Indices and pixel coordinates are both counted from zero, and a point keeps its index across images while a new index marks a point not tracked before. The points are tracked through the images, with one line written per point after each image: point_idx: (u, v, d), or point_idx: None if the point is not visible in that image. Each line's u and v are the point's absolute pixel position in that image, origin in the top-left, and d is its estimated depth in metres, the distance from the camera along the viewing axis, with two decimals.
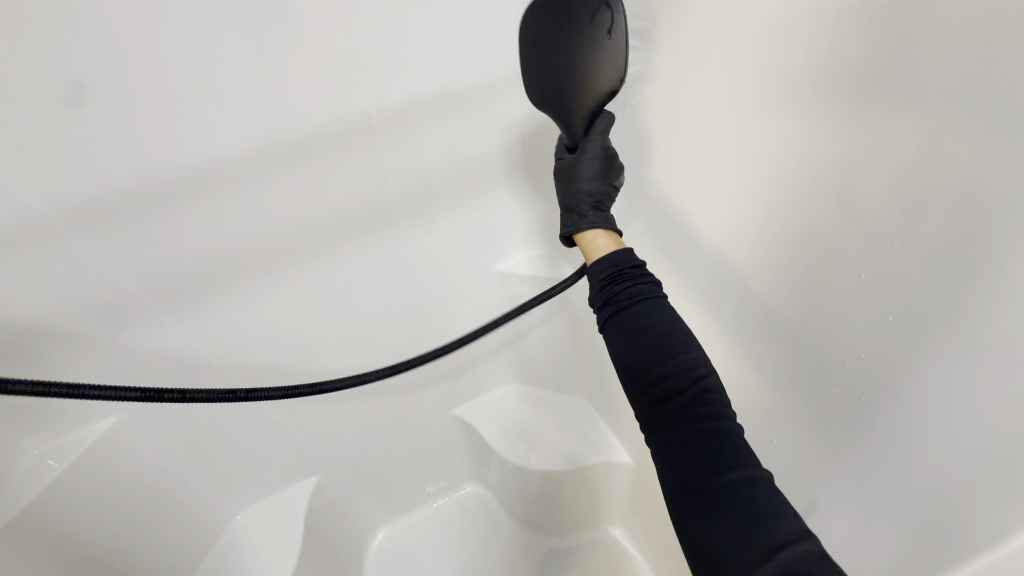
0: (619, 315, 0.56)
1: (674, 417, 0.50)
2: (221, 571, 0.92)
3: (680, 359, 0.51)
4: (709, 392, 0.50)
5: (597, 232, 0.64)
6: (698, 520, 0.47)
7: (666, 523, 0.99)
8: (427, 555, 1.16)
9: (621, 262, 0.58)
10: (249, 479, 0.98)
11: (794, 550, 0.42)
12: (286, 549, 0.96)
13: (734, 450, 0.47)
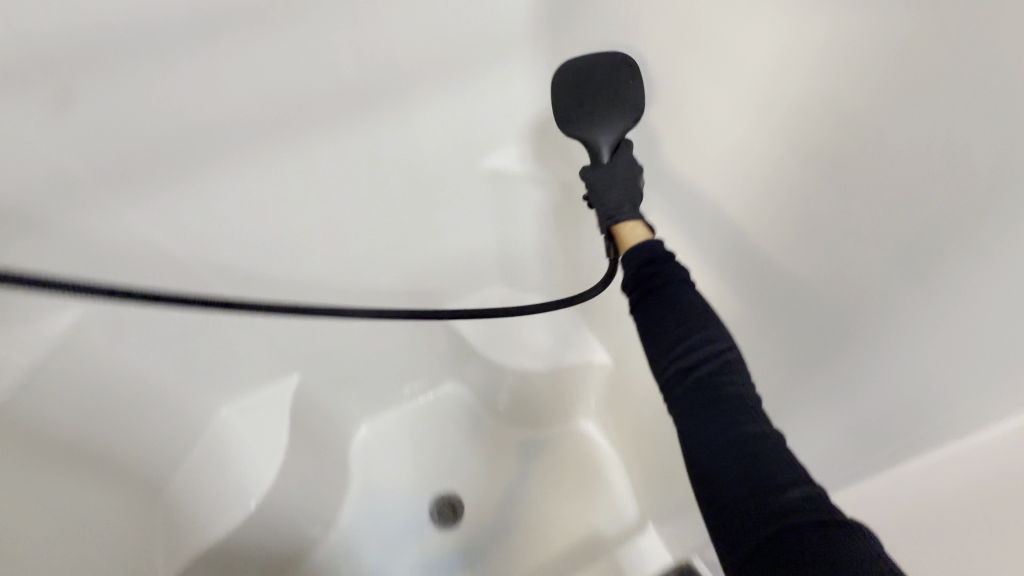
0: (647, 288, 0.56)
1: (690, 377, 0.50)
2: (209, 462, 0.95)
3: (707, 329, 0.52)
4: (729, 362, 0.50)
5: (636, 223, 0.63)
6: (710, 473, 0.45)
7: (638, 419, 1.05)
8: (409, 446, 1.22)
9: (651, 245, 0.58)
10: (228, 379, 0.98)
11: (805, 491, 0.42)
12: (273, 446, 0.99)
13: (751, 411, 0.47)
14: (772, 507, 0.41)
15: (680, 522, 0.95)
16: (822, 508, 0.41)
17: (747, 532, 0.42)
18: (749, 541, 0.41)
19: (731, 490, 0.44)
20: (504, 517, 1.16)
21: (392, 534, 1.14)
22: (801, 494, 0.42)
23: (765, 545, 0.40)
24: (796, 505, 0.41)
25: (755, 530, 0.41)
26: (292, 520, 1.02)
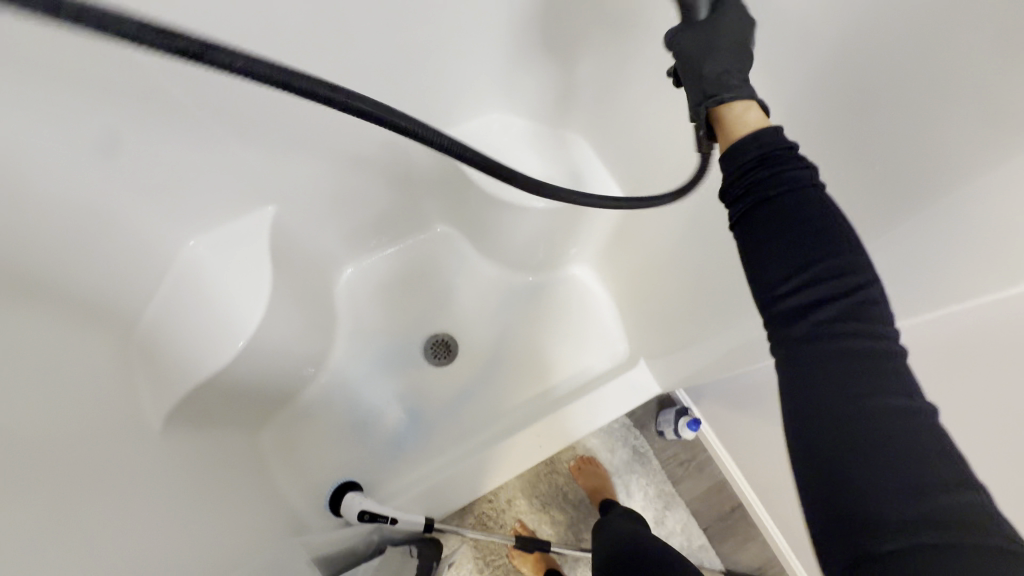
0: (763, 207, 0.45)
1: (808, 330, 0.42)
2: (183, 298, 0.85)
3: (839, 261, 0.42)
4: (867, 307, 0.41)
5: (746, 106, 0.52)
6: (831, 451, 0.38)
7: (648, 258, 1.02)
8: (400, 290, 1.17)
9: (769, 146, 0.46)
10: (190, 201, 0.84)
11: (949, 500, 0.34)
12: (255, 284, 0.89)
13: (888, 384, 0.39)
14: (909, 514, 0.35)
15: (674, 357, 0.98)
16: (959, 525, 0.34)
17: (843, 521, 0.37)
18: (845, 534, 0.37)
19: (835, 470, 0.38)
20: (499, 353, 1.16)
21: (384, 374, 1.12)
22: (935, 505, 0.34)
23: (865, 543, 0.35)
24: (923, 513, 0.34)
25: (858, 523, 0.36)
26: (283, 356, 0.98)
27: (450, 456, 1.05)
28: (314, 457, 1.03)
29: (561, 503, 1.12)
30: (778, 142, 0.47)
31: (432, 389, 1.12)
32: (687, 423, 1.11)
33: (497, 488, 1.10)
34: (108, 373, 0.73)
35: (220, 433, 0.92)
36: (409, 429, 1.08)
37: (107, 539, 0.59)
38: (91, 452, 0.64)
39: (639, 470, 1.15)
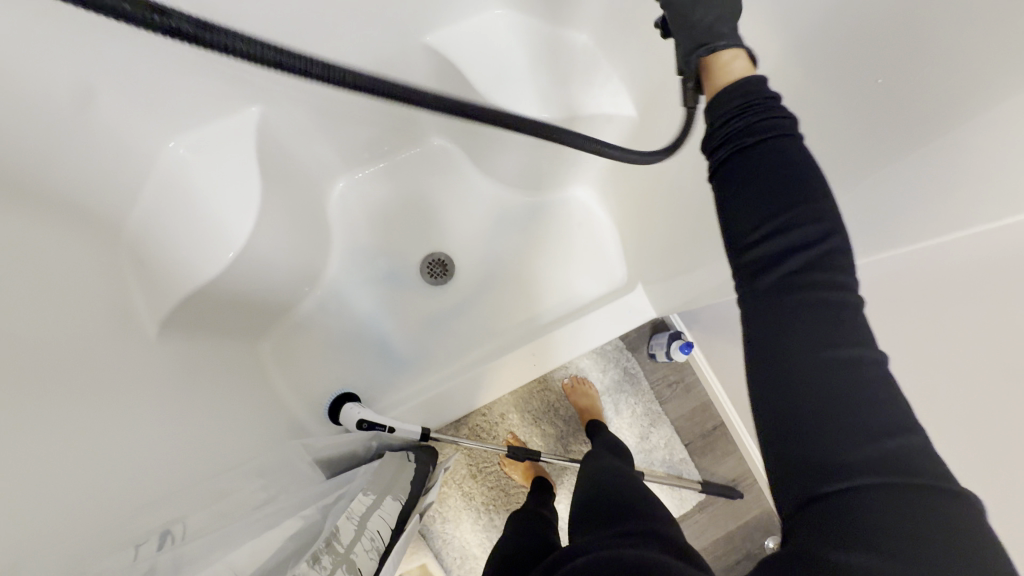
0: (743, 155, 0.45)
1: (773, 282, 0.42)
2: (162, 204, 0.81)
3: (807, 211, 0.42)
4: (832, 258, 0.41)
5: (734, 54, 0.51)
6: (786, 397, 0.39)
7: (654, 181, 0.98)
8: (395, 208, 1.14)
9: (752, 95, 0.46)
10: (172, 88, 0.78)
11: (900, 442, 0.35)
12: (245, 196, 0.85)
13: (847, 335, 0.39)
14: (861, 455, 0.35)
15: (673, 282, 0.97)
16: (898, 464, 0.34)
17: (792, 462, 0.38)
18: (793, 473, 0.38)
19: (788, 415, 0.38)
20: (489, 280, 1.14)
21: (379, 291, 1.11)
22: (880, 450, 0.35)
23: (810, 482, 0.36)
24: (867, 457, 0.35)
25: (804, 465, 0.37)
26: (275, 268, 0.96)
27: (441, 372, 1.07)
28: (312, 369, 1.05)
29: (552, 418, 1.16)
30: (762, 89, 0.46)
31: (426, 307, 1.12)
32: (679, 347, 1.13)
33: (491, 403, 1.14)
34: (100, 277, 0.71)
35: (219, 342, 0.92)
36: (406, 345, 1.10)
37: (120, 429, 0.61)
38: (93, 351, 0.64)
39: (628, 390, 1.18)
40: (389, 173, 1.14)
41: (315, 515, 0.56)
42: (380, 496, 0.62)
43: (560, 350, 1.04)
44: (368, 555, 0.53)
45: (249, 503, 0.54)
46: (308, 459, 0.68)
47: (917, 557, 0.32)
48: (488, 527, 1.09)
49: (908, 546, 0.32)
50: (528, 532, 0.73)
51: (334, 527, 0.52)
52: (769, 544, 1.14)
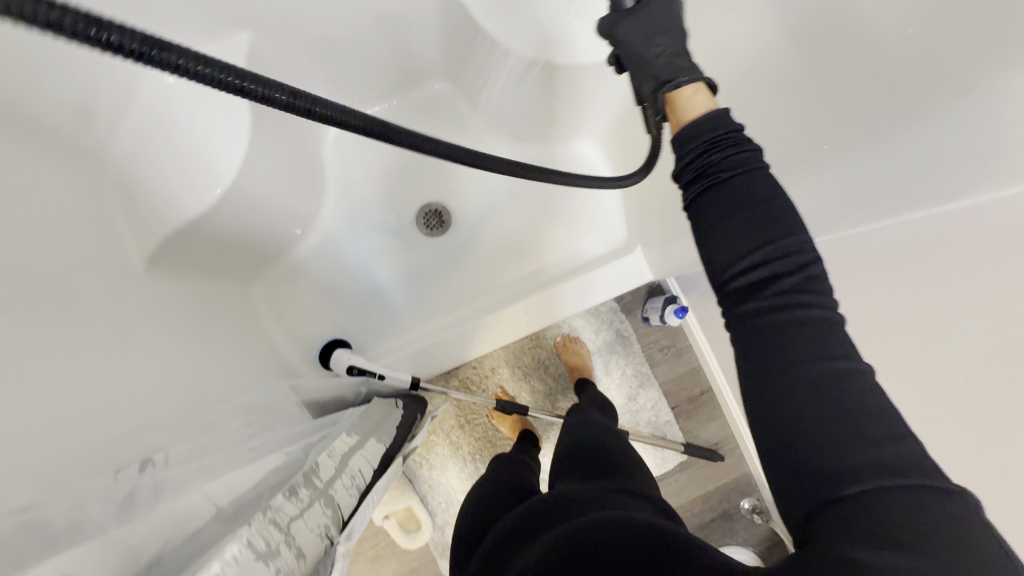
0: (715, 190, 0.45)
1: (758, 308, 0.42)
2: (151, 138, 0.76)
3: (780, 239, 0.42)
4: (812, 280, 0.41)
5: (695, 89, 0.52)
6: (782, 411, 0.38)
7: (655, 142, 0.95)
8: (391, 155, 1.10)
9: (720, 129, 0.47)
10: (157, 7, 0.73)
11: (896, 449, 0.34)
12: (236, 135, 0.82)
13: (833, 348, 0.38)
14: (857, 461, 0.34)
15: (672, 245, 0.96)
16: (898, 466, 0.33)
17: (799, 471, 0.36)
18: (799, 481, 0.36)
19: (791, 423, 0.37)
20: (479, 241, 1.11)
21: (373, 240, 1.09)
22: (879, 455, 0.34)
23: (820, 489, 0.35)
24: (877, 459, 0.34)
25: (812, 471, 0.36)
26: (266, 208, 0.94)
27: (432, 324, 1.07)
28: (306, 313, 1.04)
29: (542, 375, 1.17)
30: (729, 124, 0.47)
31: (421, 258, 1.10)
32: (674, 311, 1.12)
33: (482, 356, 1.15)
34: (84, 208, 0.69)
35: (212, 278, 0.91)
36: (400, 292, 1.09)
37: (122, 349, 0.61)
38: (81, 277, 0.63)
39: (619, 351, 1.19)
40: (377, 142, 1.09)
41: (298, 451, 0.56)
42: (364, 436, 0.64)
43: (565, 300, 1.07)
44: (347, 492, 0.55)
45: (235, 435, 0.54)
46: (293, 400, 0.68)
47: (929, 559, 0.30)
48: (474, 476, 1.12)
49: (921, 546, 0.31)
50: (509, 478, 0.75)
51: (314, 463, 0.54)
52: (744, 505, 1.18)
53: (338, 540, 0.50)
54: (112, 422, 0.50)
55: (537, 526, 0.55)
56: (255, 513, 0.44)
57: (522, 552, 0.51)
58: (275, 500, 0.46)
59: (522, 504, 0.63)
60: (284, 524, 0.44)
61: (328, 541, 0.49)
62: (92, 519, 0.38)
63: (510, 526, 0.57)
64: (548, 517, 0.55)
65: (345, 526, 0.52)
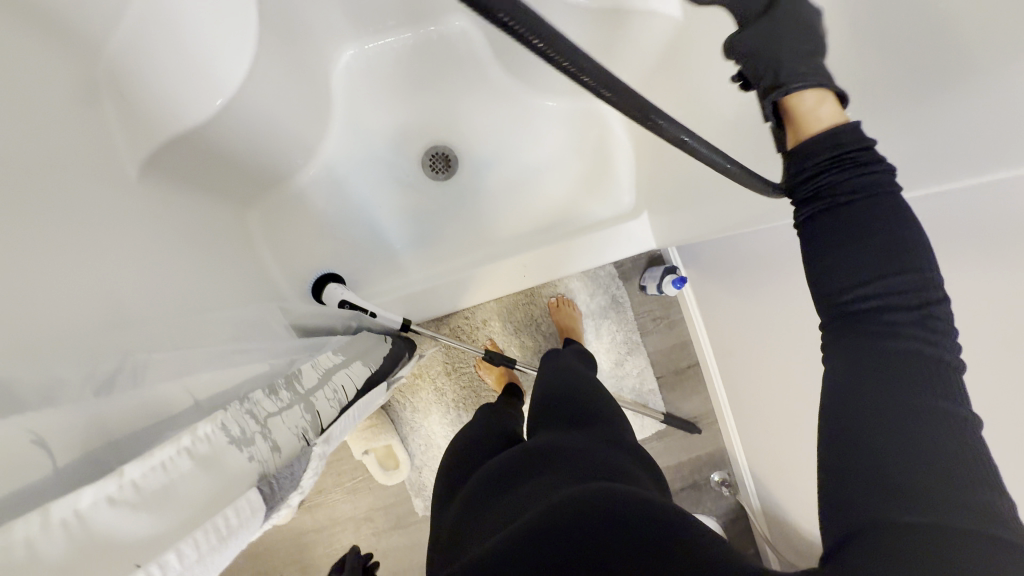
0: (839, 210, 0.42)
1: (867, 345, 0.40)
2: (147, 37, 0.71)
3: (908, 274, 0.39)
4: (933, 320, 0.39)
5: (820, 96, 0.46)
6: (863, 431, 0.38)
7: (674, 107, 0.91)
8: (403, 91, 1.06)
9: (848, 145, 0.42)
10: None
11: (970, 496, 0.34)
12: (238, 45, 0.78)
13: (946, 402, 0.37)
14: (926, 494, 0.34)
15: (680, 213, 0.94)
16: (963, 509, 0.33)
17: (849, 481, 0.37)
18: (855, 493, 0.36)
19: (860, 449, 0.37)
20: (489, 190, 1.08)
21: (378, 178, 1.06)
22: (949, 494, 0.34)
23: (863, 513, 0.36)
24: (939, 495, 0.34)
25: (861, 493, 0.36)
26: (269, 131, 0.91)
27: (430, 271, 1.06)
28: (303, 245, 1.03)
29: (533, 332, 1.17)
30: (860, 140, 0.43)
31: (423, 201, 1.07)
32: (671, 281, 1.11)
33: (475, 307, 1.14)
34: (75, 101, 0.66)
35: (208, 195, 0.89)
36: (403, 233, 1.07)
37: (113, 247, 0.59)
38: (74, 171, 0.61)
39: (612, 317, 1.19)
40: (408, 95, 1.06)
41: (282, 361, 0.56)
42: (349, 358, 0.65)
43: (566, 257, 1.07)
44: (328, 403, 0.56)
45: (222, 342, 0.54)
46: (282, 321, 0.68)
47: None
48: (455, 423, 1.14)
49: None
50: (490, 424, 0.75)
51: (298, 370, 0.55)
52: (714, 478, 1.21)
53: (314, 442, 0.49)
54: (102, 311, 0.49)
55: (516, 481, 0.55)
56: (233, 402, 0.44)
57: (508, 497, 0.53)
58: (254, 393, 0.46)
59: (499, 455, 0.63)
60: (261, 417, 0.44)
61: (305, 442, 0.49)
62: (66, 393, 0.37)
63: (485, 478, 0.58)
64: (529, 464, 0.56)
65: (324, 433, 0.52)
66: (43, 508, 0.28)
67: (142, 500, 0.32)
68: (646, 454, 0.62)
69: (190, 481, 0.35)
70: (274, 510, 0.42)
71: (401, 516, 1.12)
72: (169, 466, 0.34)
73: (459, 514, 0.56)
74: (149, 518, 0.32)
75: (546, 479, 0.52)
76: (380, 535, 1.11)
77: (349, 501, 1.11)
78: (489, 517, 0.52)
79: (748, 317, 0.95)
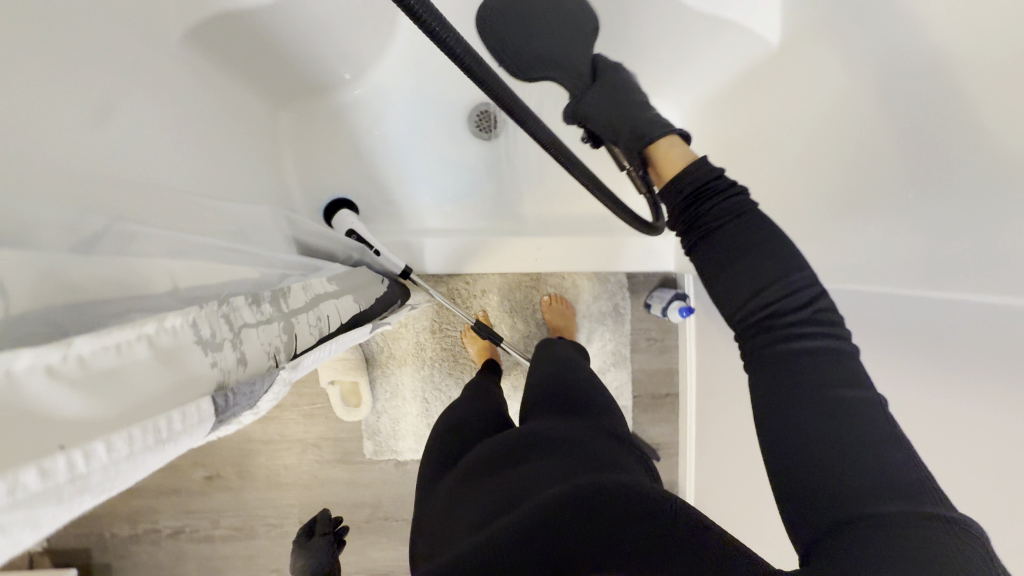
0: (717, 234, 0.48)
1: (769, 356, 0.44)
2: None
3: (788, 275, 0.45)
4: (820, 311, 0.44)
5: (672, 140, 0.57)
6: (797, 437, 0.40)
7: (737, 135, 0.86)
8: None
9: (705, 175, 0.50)
10: None
11: (902, 474, 0.37)
12: None
13: (842, 380, 0.41)
14: (867, 483, 0.37)
15: None
16: (901, 492, 0.36)
17: (804, 497, 0.38)
18: (807, 508, 0.38)
19: (806, 473, 0.39)
20: (527, 163, 1.04)
21: (418, 118, 1.02)
22: (889, 484, 0.36)
23: (832, 528, 0.37)
24: (878, 487, 0.36)
25: (824, 514, 0.37)
26: (321, 36, 0.86)
27: (445, 226, 1.05)
28: (326, 162, 1.00)
29: (527, 316, 1.16)
30: (712, 169, 0.50)
31: (459, 155, 1.04)
32: (678, 309, 1.09)
33: (477, 275, 1.12)
34: None
35: (244, 84, 0.85)
36: (428, 180, 1.04)
37: (133, 108, 0.56)
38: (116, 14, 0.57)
39: (608, 324, 1.17)
40: None
41: (272, 273, 0.55)
42: (340, 291, 0.64)
43: (581, 253, 1.05)
44: (307, 332, 0.54)
45: (216, 236, 0.52)
46: (284, 233, 0.65)
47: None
48: (427, 380, 1.13)
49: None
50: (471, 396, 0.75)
51: (287, 288, 0.53)
52: None
53: (282, 365, 0.48)
54: (101, 166, 0.46)
55: (497, 473, 0.56)
56: (211, 302, 0.42)
57: (509, 480, 0.54)
58: (235, 300, 0.45)
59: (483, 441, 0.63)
60: (235, 325, 0.43)
61: (273, 364, 0.46)
62: (42, 240, 0.35)
63: (476, 460, 0.59)
64: (533, 449, 0.57)
65: (296, 358, 0.51)
66: None
67: (87, 378, 0.29)
68: (628, 433, 0.63)
69: (145, 371, 0.33)
70: (224, 424, 0.40)
71: (348, 453, 1.12)
72: (125, 350, 0.32)
73: (446, 495, 0.58)
74: (97, 402, 0.29)
75: (531, 473, 0.53)
76: (322, 464, 1.12)
77: (302, 425, 1.11)
78: (470, 505, 0.53)
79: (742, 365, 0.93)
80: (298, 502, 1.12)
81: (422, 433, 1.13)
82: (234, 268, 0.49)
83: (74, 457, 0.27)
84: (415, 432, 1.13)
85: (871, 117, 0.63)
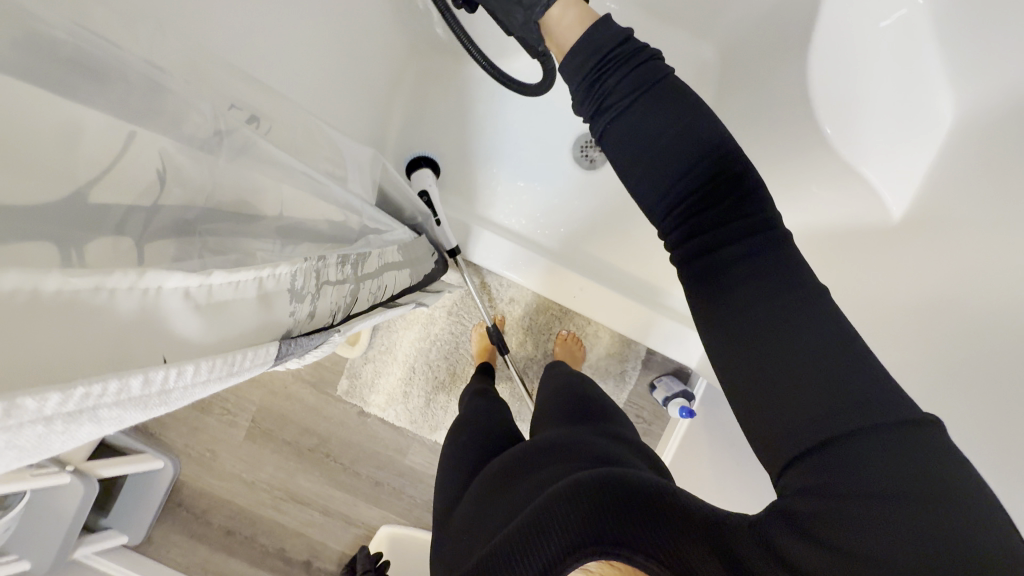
0: (630, 118, 0.48)
1: (696, 249, 0.46)
2: None
3: (714, 152, 0.46)
4: (740, 183, 0.46)
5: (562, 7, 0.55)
6: (784, 394, 0.40)
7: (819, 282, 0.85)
8: None
9: (610, 43, 0.49)
10: None
11: (872, 365, 0.39)
12: None
13: (755, 248, 0.44)
14: (870, 422, 0.37)
15: None
16: (884, 405, 0.37)
17: (824, 479, 0.37)
18: (831, 488, 0.37)
19: (749, 398, 0.42)
20: (609, 209, 1.07)
21: (535, 128, 1.06)
22: (883, 416, 0.37)
23: (814, 487, 0.38)
24: (873, 421, 0.37)
25: (841, 487, 0.36)
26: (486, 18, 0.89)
27: (509, 228, 1.05)
28: (430, 119, 1.03)
29: (539, 340, 1.16)
30: (614, 35, 0.49)
31: (554, 176, 1.06)
32: (679, 406, 1.09)
33: (513, 283, 1.14)
34: None
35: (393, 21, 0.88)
36: (514, 180, 1.06)
37: (298, 12, 0.59)
38: None
39: (608, 386, 1.17)
40: None
41: (355, 228, 0.56)
42: (403, 263, 0.67)
43: (618, 315, 1.06)
44: (366, 297, 0.56)
45: (323, 163, 0.55)
46: (375, 178, 0.68)
47: (941, 499, 0.35)
48: (424, 350, 1.16)
49: (940, 496, 0.35)
50: (470, 410, 0.77)
51: (366, 253, 0.56)
52: None
53: (337, 328, 0.50)
54: (248, 57, 0.49)
55: (509, 484, 0.56)
56: (311, 254, 0.46)
57: (504, 501, 0.53)
58: (329, 257, 0.48)
59: (504, 452, 0.64)
60: (320, 279, 0.46)
61: (331, 322, 0.48)
62: (187, 120, 0.38)
63: (487, 478, 0.60)
64: (523, 467, 0.57)
65: (348, 319, 0.53)
66: (142, 271, 0.29)
67: (206, 306, 0.33)
68: (634, 439, 0.64)
69: (246, 308, 0.36)
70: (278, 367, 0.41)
71: (323, 382, 1.15)
72: (241, 287, 0.36)
73: (466, 517, 0.57)
74: (204, 326, 0.33)
75: (519, 487, 0.53)
76: (296, 380, 1.15)
77: None
78: (492, 513, 0.52)
79: (718, 488, 0.92)
80: (259, 402, 1.15)
81: (394, 397, 1.15)
82: (329, 213, 0.52)
83: (171, 372, 0.28)
84: (389, 393, 1.15)
85: (946, 329, 0.63)
